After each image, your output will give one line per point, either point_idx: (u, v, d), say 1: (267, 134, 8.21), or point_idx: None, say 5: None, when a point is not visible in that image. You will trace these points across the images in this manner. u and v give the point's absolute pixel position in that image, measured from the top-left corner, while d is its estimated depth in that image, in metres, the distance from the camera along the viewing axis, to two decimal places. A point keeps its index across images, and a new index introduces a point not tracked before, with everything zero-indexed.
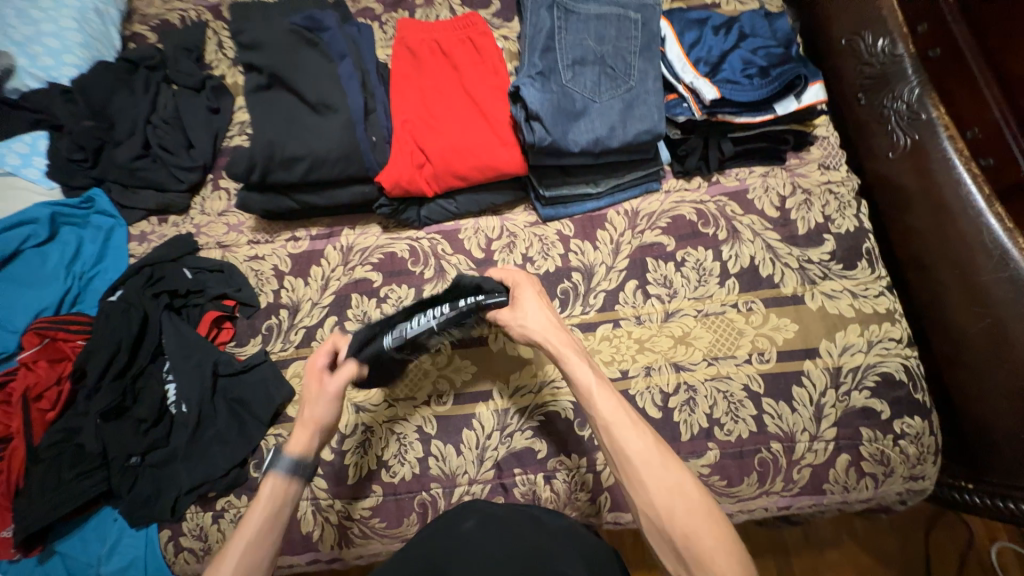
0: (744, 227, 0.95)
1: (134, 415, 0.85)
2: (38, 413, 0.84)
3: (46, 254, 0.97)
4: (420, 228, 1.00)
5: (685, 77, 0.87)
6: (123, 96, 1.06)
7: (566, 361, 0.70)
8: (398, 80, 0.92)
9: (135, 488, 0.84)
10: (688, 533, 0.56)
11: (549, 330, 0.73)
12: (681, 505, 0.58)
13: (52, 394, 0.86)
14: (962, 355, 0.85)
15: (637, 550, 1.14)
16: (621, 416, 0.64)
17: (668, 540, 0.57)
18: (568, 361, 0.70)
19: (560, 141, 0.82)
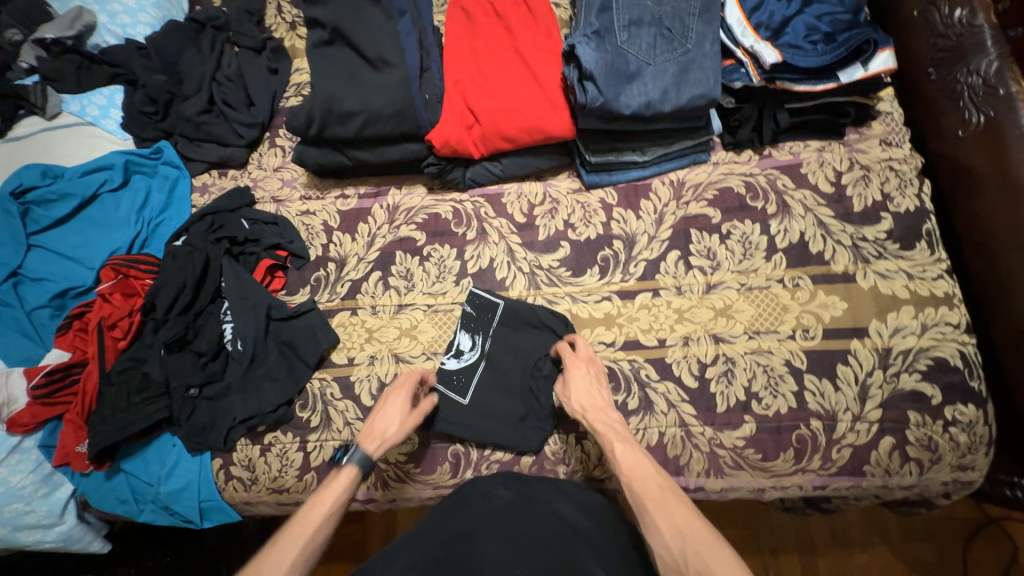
0: (795, 202, 0.92)
1: (194, 349, 0.92)
2: (112, 341, 0.92)
3: (120, 199, 1.04)
4: (464, 190, 1.02)
5: (744, 41, 0.84)
6: (191, 54, 1.12)
7: (594, 425, 0.76)
8: (452, 42, 0.94)
9: (192, 418, 0.90)
10: (698, 566, 0.55)
11: (591, 408, 0.78)
12: (693, 544, 0.57)
13: (124, 324, 0.93)
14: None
15: None
16: (642, 472, 0.68)
17: None
18: (596, 425, 0.76)
19: (612, 102, 0.81)
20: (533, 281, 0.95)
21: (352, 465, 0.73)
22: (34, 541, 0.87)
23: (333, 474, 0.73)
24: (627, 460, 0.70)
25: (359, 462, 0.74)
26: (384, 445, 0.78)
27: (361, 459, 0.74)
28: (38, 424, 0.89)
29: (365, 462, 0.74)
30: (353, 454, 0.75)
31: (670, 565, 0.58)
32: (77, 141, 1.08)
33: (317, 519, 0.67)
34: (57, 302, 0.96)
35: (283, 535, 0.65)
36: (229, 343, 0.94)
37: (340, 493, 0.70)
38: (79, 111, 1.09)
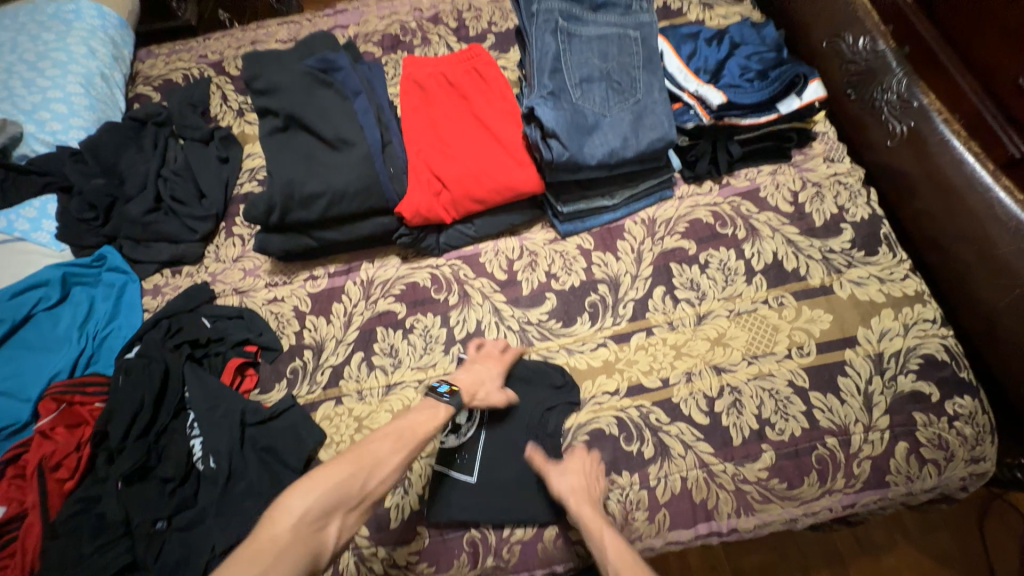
0: (762, 225, 0.96)
1: (158, 475, 0.81)
2: (57, 483, 0.80)
3: (58, 317, 0.94)
4: (439, 255, 1.00)
5: (688, 85, 0.89)
6: (132, 153, 1.06)
7: (586, 522, 0.72)
8: (408, 113, 0.94)
9: (160, 559, 0.77)
10: None
11: (583, 496, 0.75)
12: None
13: (71, 461, 0.81)
14: (997, 332, 0.83)
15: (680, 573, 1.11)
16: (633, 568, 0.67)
17: None
18: (586, 519, 0.73)
19: (577, 155, 0.83)
20: (525, 338, 0.92)
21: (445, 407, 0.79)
22: None
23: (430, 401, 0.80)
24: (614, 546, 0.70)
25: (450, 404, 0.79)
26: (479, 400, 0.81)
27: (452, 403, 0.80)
28: None
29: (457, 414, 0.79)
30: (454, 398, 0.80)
31: None
32: (5, 260, 0.98)
33: (407, 432, 0.75)
34: None
35: (385, 432, 0.74)
36: (199, 460, 0.83)
37: (434, 419, 0.78)
38: (6, 228, 1.00)
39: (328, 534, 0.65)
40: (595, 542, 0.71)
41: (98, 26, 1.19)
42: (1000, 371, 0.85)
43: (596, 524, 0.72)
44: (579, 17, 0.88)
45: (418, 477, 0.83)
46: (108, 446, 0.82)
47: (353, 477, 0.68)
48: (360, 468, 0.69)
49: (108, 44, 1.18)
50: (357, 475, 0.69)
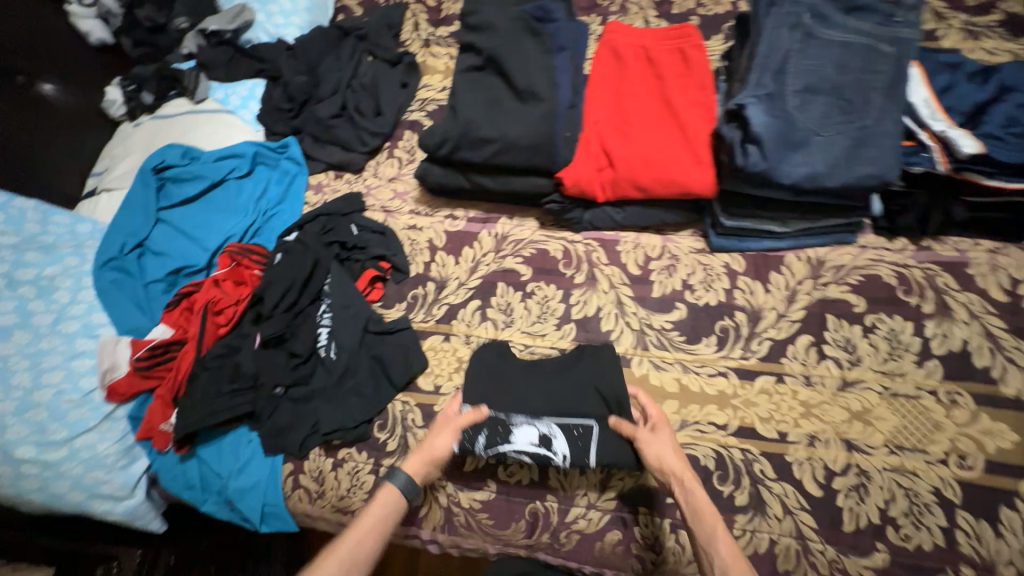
0: (957, 305, 0.81)
1: (288, 348, 0.92)
2: (214, 326, 0.93)
3: (242, 187, 1.08)
4: (578, 231, 0.98)
5: (933, 125, 0.75)
6: (331, 60, 1.16)
7: (684, 489, 0.69)
8: (597, 82, 0.91)
9: (274, 417, 0.88)
10: None
11: (666, 454, 0.72)
12: None
13: (229, 312, 0.94)
14: None
15: None
16: (715, 531, 0.66)
17: None
18: (686, 487, 0.69)
19: (773, 170, 0.75)
20: (641, 340, 0.89)
21: (394, 486, 0.74)
22: (102, 511, 0.86)
23: (380, 496, 0.74)
24: (707, 515, 0.67)
25: (401, 485, 0.74)
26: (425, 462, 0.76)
27: (403, 480, 0.75)
28: (132, 396, 0.89)
29: (408, 484, 0.75)
30: (395, 475, 0.75)
31: None
32: (215, 126, 1.13)
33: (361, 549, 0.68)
34: (170, 279, 0.99)
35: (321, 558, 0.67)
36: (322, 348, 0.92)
37: (385, 514, 0.72)
38: (222, 100, 1.16)
39: None
40: (682, 495, 0.69)
41: None
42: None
43: (682, 493, 0.69)
44: (826, 18, 0.77)
45: None
46: (258, 309, 0.94)
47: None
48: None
49: None
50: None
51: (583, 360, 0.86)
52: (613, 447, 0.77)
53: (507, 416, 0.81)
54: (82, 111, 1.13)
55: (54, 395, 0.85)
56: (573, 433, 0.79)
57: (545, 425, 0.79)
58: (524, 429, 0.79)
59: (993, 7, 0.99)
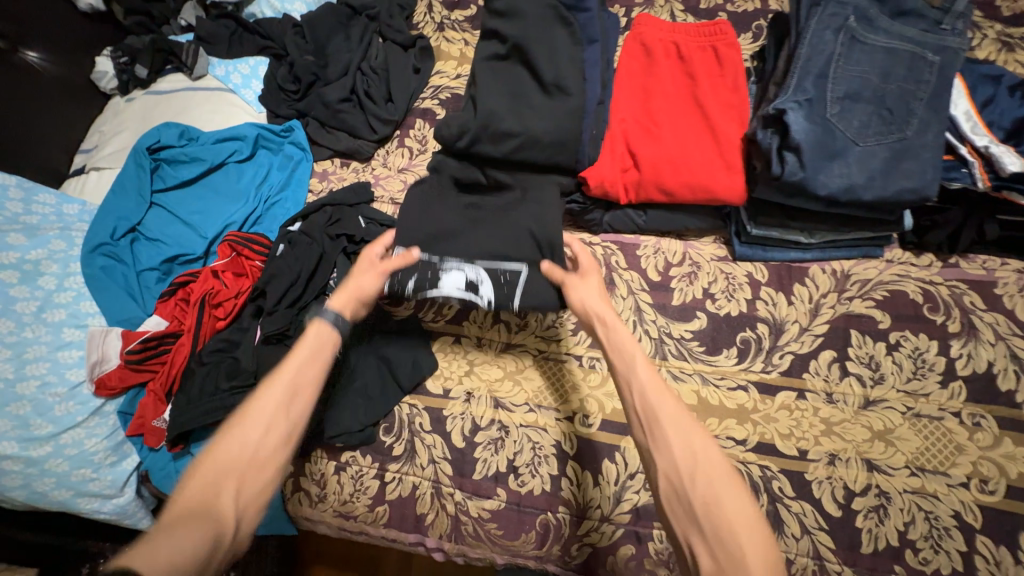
0: (984, 326, 0.80)
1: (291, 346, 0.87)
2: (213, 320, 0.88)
3: (243, 171, 1.02)
4: (596, 233, 0.94)
5: (975, 139, 0.72)
6: (340, 40, 1.10)
7: (608, 327, 0.66)
8: (624, 77, 0.87)
9: None
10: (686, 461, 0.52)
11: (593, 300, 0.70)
12: (687, 447, 0.53)
13: (229, 305, 0.89)
14: None
15: None
16: (631, 351, 0.62)
17: (683, 501, 0.51)
18: (608, 325, 0.66)
19: (810, 180, 0.72)
20: (660, 349, 0.86)
21: (327, 321, 0.68)
22: (90, 511, 0.81)
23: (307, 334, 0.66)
24: (636, 358, 0.61)
25: (332, 321, 0.68)
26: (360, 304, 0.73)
27: (331, 316, 0.69)
28: (122, 389, 0.84)
29: (338, 321, 0.69)
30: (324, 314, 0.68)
31: (673, 479, 0.52)
32: (215, 106, 1.06)
33: (300, 381, 0.62)
34: (165, 267, 0.94)
35: (252, 400, 0.59)
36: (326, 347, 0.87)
37: (315, 353, 0.65)
38: (222, 77, 1.08)
39: (228, 509, 0.51)
40: (605, 334, 0.65)
41: None
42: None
43: (607, 333, 0.65)
44: (873, 22, 0.73)
45: (512, 443, 0.82)
46: (261, 303, 0.89)
47: (251, 437, 0.56)
48: (242, 430, 0.57)
49: None
50: (235, 441, 0.56)
51: (516, 206, 0.86)
52: (536, 292, 0.81)
53: (439, 260, 0.82)
54: (69, 83, 1.05)
55: (39, 389, 0.80)
56: (501, 278, 0.82)
57: (473, 271, 0.82)
58: (452, 276, 0.82)
59: None
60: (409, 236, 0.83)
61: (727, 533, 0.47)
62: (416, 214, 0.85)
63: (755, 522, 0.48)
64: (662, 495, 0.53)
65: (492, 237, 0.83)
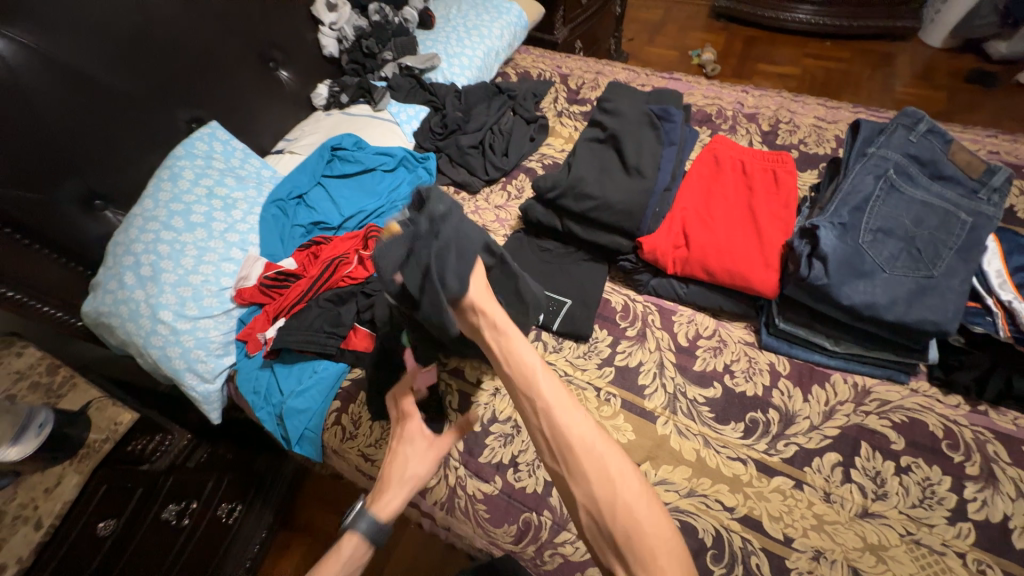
0: (1006, 478, 0.79)
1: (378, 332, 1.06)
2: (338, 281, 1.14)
3: (384, 178, 1.34)
4: (641, 293, 1.10)
5: (1002, 293, 0.80)
6: (484, 107, 1.45)
7: (505, 338, 0.66)
8: (693, 177, 1.07)
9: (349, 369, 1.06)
10: (614, 501, 0.56)
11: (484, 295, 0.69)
12: (622, 498, 0.57)
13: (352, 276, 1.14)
14: None
15: None
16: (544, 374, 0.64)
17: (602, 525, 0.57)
18: (506, 338, 0.66)
19: (834, 288, 0.83)
20: (672, 405, 0.95)
21: (356, 532, 0.73)
22: (189, 385, 1.05)
23: (346, 540, 0.73)
24: (529, 360, 0.65)
25: (364, 529, 0.73)
26: (394, 497, 0.75)
27: (365, 525, 0.73)
28: (248, 303, 1.11)
29: (372, 525, 0.73)
30: (359, 522, 0.73)
31: (593, 507, 0.57)
32: (382, 130, 1.43)
33: None
34: (309, 228, 1.24)
35: None
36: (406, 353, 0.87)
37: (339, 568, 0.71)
38: (393, 113, 1.46)
39: None
40: (506, 347, 0.66)
41: (514, 23, 1.65)
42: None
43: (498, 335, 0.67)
44: (913, 178, 0.88)
45: (520, 441, 0.93)
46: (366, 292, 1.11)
47: None
48: None
49: (512, 34, 1.63)
50: None
51: (574, 262, 1.13)
52: (573, 321, 1.04)
53: None
54: (297, 95, 1.49)
55: (201, 282, 1.08)
56: (550, 306, 1.07)
57: None
58: None
59: None
60: None
61: (634, 533, 0.55)
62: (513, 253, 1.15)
63: (676, 539, 0.57)
64: (584, 522, 0.59)
65: (553, 279, 1.10)
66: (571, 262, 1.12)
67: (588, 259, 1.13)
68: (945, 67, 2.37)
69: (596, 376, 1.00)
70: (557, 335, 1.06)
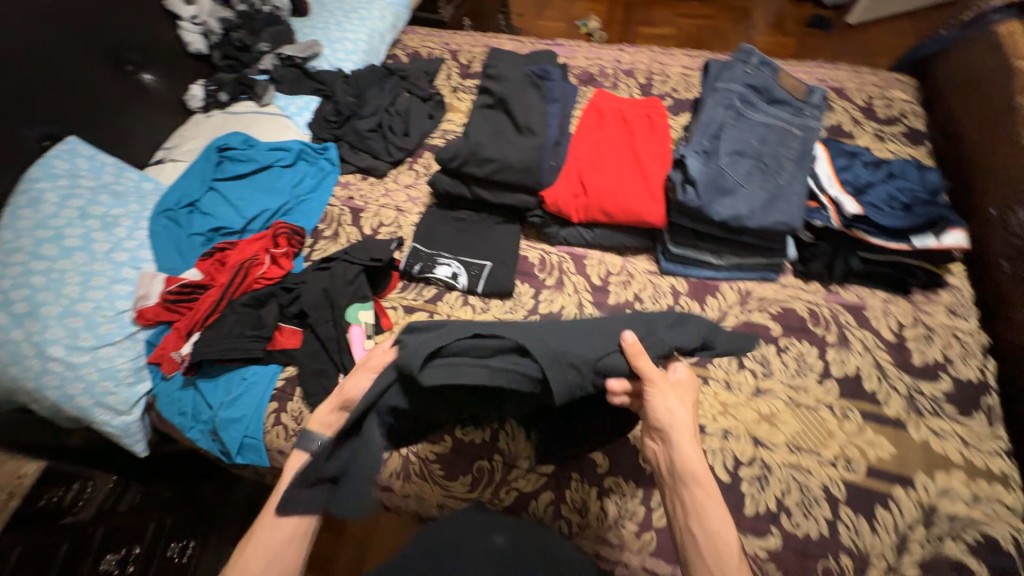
0: (855, 339, 0.98)
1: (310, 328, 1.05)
2: (252, 284, 1.10)
3: (284, 174, 1.29)
4: (553, 244, 1.17)
5: (830, 190, 0.99)
6: (377, 89, 1.44)
7: (687, 470, 0.69)
8: (581, 131, 1.16)
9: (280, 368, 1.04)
10: None
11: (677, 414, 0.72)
12: None
13: (267, 277, 1.11)
14: None
15: None
16: (716, 515, 0.66)
17: None
18: (688, 470, 0.69)
19: (705, 207, 0.95)
20: None
21: (305, 445, 0.79)
22: (102, 421, 0.97)
23: (296, 455, 0.80)
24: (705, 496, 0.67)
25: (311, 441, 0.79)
26: (328, 411, 0.83)
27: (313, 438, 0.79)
28: (154, 322, 1.04)
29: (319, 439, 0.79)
30: (305, 435, 0.80)
31: None
32: (273, 126, 1.37)
33: (290, 507, 0.74)
34: (209, 235, 1.18)
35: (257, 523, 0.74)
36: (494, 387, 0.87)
37: (298, 478, 0.77)
38: (281, 107, 1.41)
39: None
40: (693, 479, 0.68)
41: None
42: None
43: (689, 468, 0.69)
44: (754, 105, 1.03)
45: None
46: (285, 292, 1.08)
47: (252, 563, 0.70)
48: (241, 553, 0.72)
49: (395, 15, 1.60)
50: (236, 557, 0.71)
51: (489, 227, 1.17)
52: (495, 280, 1.10)
53: (437, 254, 1.14)
54: (166, 98, 1.37)
55: (92, 309, 0.99)
56: (472, 271, 1.11)
57: (457, 265, 1.12)
58: (444, 266, 1.12)
59: (898, 121, 1.30)
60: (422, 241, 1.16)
61: None
62: (429, 227, 1.18)
63: None
64: None
65: (471, 246, 1.14)
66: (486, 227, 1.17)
67: (501, 221, 1.18)
68: (793, 16, 2.69)
69: None
70: (484, 297, 1.11)
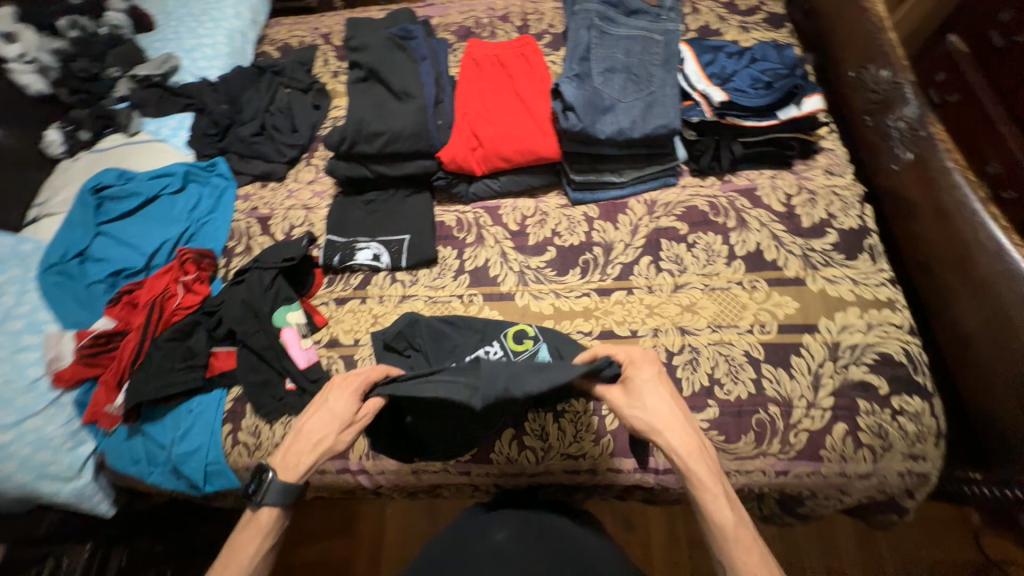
0: (752, 219, 1.06)
1: (245, 345, 1.03)
2: (169, 317, 1.06)
3: (176, 200, 1.23)
4: (467, 203, 1.18)
5: (698, 85, 1.06)
6: (251, 91, 1.37)
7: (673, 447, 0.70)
8: (463, 83, 1.16)
9: (224, 392, 1.02)
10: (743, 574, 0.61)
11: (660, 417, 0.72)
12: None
13: (185, 307, 1.07)
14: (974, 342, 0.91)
15: (643, 516, 1.29)
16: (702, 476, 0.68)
17: None
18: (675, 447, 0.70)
19: (589, 128, 1.00)
20: (522, 279, 1.08)
21: (271, 504, 0.71)
22: (51, 492, 0.94)
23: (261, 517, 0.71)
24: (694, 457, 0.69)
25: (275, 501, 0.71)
26: (307, 455, 0.74)
27: (277, 498, 0.71)
28: (76, 382, 0.99)
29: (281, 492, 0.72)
30: (263, 485, 0.71)
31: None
32: (150, 154, 1.30)
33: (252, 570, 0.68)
34: (111, 280, 1.13)
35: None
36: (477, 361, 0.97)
37: (259, 541, 0.70)
38: (153, 131, 1.33)
39: None
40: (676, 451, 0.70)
41: None
42: (966, 395, 0.94)
43: (672, 440, 0.70)
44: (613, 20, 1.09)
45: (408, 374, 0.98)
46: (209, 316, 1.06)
47: None
48: None
49: (251, 9, 1.50)
50: None
51: (399, 202, 1.17)
52: (416, 251, 1.10)
53: (353, 241, 1.12)
54: (22, 152, 1.26)
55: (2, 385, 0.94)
56: (392, 248, 1.11)
57: (375, 245, 1.11)
58: (363, 251, 1.11)
59: (759, 9, 1.36)
60: (334, 231, 1.14)
61: None
62: (338, 216, 1.16)
63: None
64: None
65: (385, 225, 1.14)
66: (394, 203, 1.17)
67: (410, 194, 1.18)
68: None
69: (456, 287, 1.09)
70: (410, 271, 1.12)
